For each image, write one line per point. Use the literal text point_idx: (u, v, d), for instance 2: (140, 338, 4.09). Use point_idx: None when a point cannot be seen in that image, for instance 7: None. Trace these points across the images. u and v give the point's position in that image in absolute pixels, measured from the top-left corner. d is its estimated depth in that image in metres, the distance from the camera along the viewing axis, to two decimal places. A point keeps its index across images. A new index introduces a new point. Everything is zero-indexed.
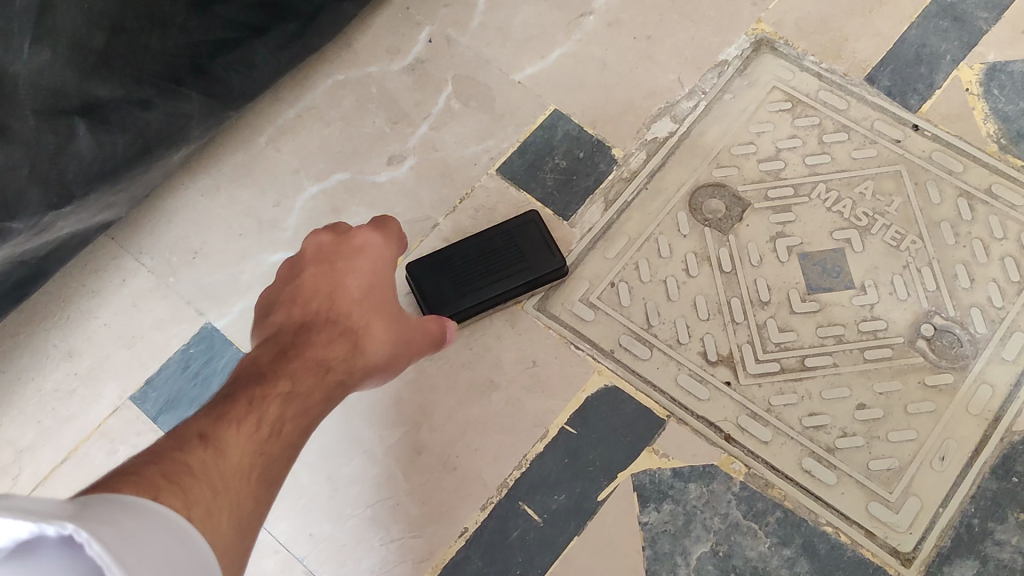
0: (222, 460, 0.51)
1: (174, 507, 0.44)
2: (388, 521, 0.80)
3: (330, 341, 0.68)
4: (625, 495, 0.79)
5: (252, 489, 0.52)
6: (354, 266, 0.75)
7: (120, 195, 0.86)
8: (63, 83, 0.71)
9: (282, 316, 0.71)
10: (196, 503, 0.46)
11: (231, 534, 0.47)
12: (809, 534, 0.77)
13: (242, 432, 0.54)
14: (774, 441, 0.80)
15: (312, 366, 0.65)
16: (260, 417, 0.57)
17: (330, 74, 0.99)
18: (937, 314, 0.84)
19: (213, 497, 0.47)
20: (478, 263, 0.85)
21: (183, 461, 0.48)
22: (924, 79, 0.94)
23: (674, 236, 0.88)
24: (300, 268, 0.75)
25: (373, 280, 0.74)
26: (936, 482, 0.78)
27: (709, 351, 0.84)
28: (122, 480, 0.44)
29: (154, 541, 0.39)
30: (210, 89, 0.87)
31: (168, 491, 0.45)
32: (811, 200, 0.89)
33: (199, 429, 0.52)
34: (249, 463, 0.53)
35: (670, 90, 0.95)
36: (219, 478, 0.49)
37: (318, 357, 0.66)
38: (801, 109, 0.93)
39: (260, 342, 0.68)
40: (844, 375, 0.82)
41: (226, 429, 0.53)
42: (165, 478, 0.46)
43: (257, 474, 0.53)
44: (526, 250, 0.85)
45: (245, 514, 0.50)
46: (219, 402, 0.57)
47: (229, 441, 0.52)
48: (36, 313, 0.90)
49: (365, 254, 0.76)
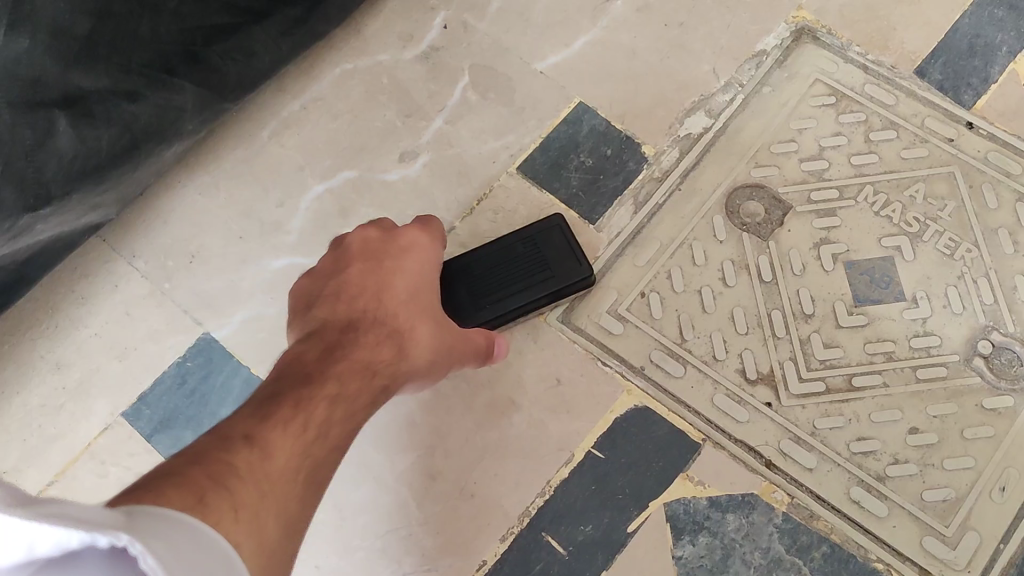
0: (269, 463, 0.45)
1: (222, 513, 0.39)
2: (400, 552, 0.74)
3: (377, 342, 0.61)
4: (657, 526, 0.73)
5: (299, 493, 0.46)
6: (402, 268, 0.69)
7: (106, 194, 0.80)
8: (43, 73, 0.65)
9: (326, 312, 0.64)
10: (242, 505, 0.41)
11: (280, 542, 0.42)
12: (857, 571, 0.71)
13: (289, 435, 0.48)
14: (819, 468, 0.74)
15: (359, 368, 0.58)
16: (308, 420, 0.50)
17: (337, 63, 0.92)
18: (995, 330, 0.77)
19: (260, 501, 0.42)
20: (499, 269, 0.79)
21: (228, 461, 0.43)
22: (979, 73, 0.86)
23: (709, 242, 0.82)
24: (345, 263, 0.69)
25: (420, 282, 0.69)
26: (996, 515, 0.72)
27: (748, 368, 0.77)
28: (163, 482, 0.39)
29: (207, 553, 0.35)
30: (205, 79, 0.80)
31: (214, 492, 0.39)
32: (858, 203, 0.82)
33: (244, 428, 0.46)
34: (297, 465, 0.47)
35: (704, 82, 0.88)
36: (267, 481, 0.44)
37: (365, 359, 0.59)
38: (846, 104, 0.86)
39: (300, 339, 0.61)
40: (894, 396, 0.75)
41: (271, 429, 0.47)
42: (210, 479, 0.41)
43: (304, 477, 0.47)
44: (551, 258, 0.79)
45: (295, 519, 0.45)
46: (263, 402, 0.50)
47: (274, 438, 0.46)
48: (21, 320, 0.84)
49: (411, 255, 0.71)
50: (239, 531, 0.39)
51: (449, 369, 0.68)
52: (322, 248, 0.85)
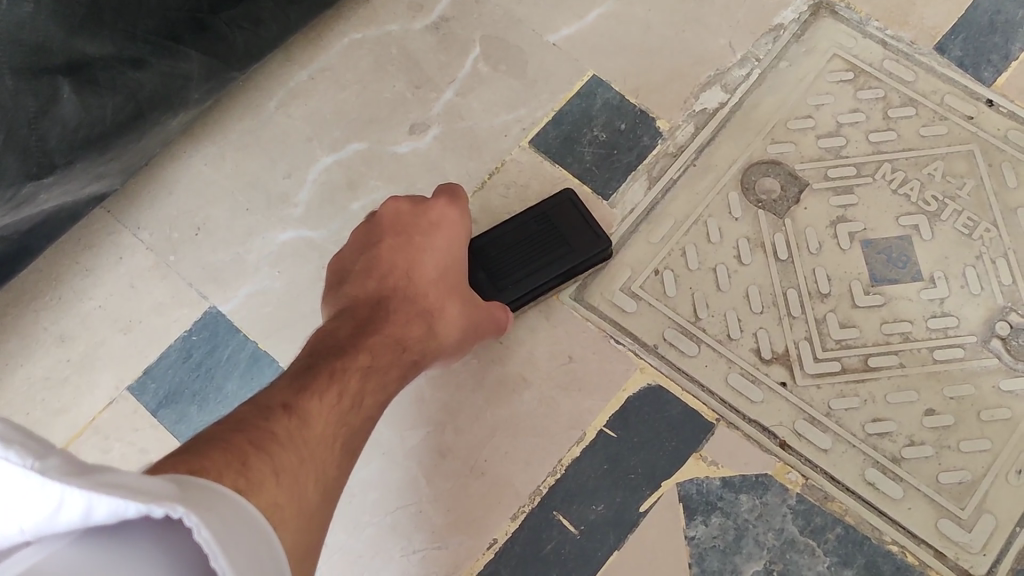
0: (306, 430, 0.49)
1: (264, 475, 0.43)
2: (410, 530, 0.74)
3: (407, 321, 0.65)
4: (670, 506, 0.72)
5: (336, 458, 0.50)
6: (433, 244, 0.70)
7: (110, 164, 0.78)
8: (47, 39, 0.63)
9: (357, 289, 0.67)
10: (283, 469, 0.44)
11: (317, 507, 0.46)
12: (872, 553, 0.70)
13: (325, 404, 0.51)
14: (834, 449, 0.73)
15: (392, 343, 0.62)
16: (342, 390, 0.54)
17: (346, 33, 0.90)
18: (1013, 310, 0.76)
19: (300, 466, 0.46)
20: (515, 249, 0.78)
21: (268, 428, 0.46)
22: (999, 50, 0.85)
23: (725, 219, 0.81)
24: (377, 236, 0.70)
25: (450, 260, 0.70)
26: (1012, 497, 0.70)
27: (763, 347, 0.76)
28: (208, 446, 0.43)
29: (249, 517, 0.38)
30: (211, 47, 0.78)
31: (257, 458, 0.43)
32: (875, 181, 0.81)
33: (282, 398, 0.50)
34: (332, 433, 0.51)
35: (720, 56, 0.86)
36: (306, 447, 0.47)
37: (397, 335, 0.63)
38: (864, 80, 0.85)
39: (333, 315, 0.65)
40: (911, 377, 0.74)
41: (308, 399, 0.51)
42: (253, 445, 0.44)
43: (340, 444, 0.51)
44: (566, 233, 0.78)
45: (333, 484, 0.49)
46: (299, 372, 0.54)
47: (312, 409, 0.50)
48: (25, 292, 0.82)
49: (442, 230, 0.71)
50: (281, 492, 0.43)
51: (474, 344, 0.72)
52: (330, 221, 0.83)
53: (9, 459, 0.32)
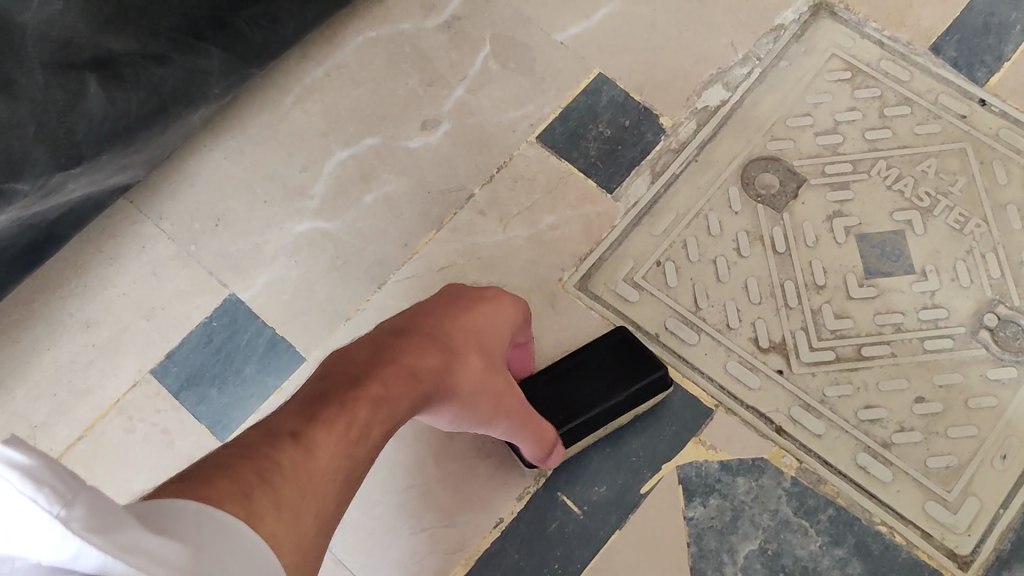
0: (312, 463, 0.47)
1: (265, 508, 0.41)
2: (419, 509, 0.77)
3: (425, 350, 0.61)
4: (669, 488, 0.76)
5: (337, 493, 0.48)
6: (475, 308, 0.67)
7: (134, 157, 0.81)
8: (75, 34, 0.66)
9: (386, 325, 0.65)
10: (286, 503, 0.43)
11: (314, 538, 0.45)
12: (862, 533, 0.73)
13: (334, 435, 0.50)
14: (827, 435, 0.76)
15: (405, 373, 0.58)
16: (351, 421, 0.52)
17: (360, 31, 0.93)
18: (1001, 303, 0.79)
19: (302, 501, 0.44)
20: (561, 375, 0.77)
21: (272, 457, 0.45)
22: (992, 51, 0.88)
23: (725, 213, 0.84)
24: (425, 299, 0.69)
25: (487, 327, 0.67)
26: (997, 481, 0.73)
27: (760, 337, 0.80)
28: (216, 474, 0.41)
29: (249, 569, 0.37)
30: (230, 45, 0.81)
31: (261, 490, 0.42)
32: (870, 177, 0.84)
33: (292, 426, 0.49)
34: (338, 467, 0.49)
35: (722, 56, 0.89)
36: (309, 482, 0.46)
37: (412, 364, 0.59)
38: (862, 79, 0.88)
39: (355, 344, 0.62)
40: (902, 366, 0.77)
41: (317, 429, 0.49)
42: (257, 475, 0.43)
43: (343, 481, 0.49)
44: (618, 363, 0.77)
45: (330, 519, 0.47)
46: (309, 401, 0.52)
47: (320, 438, 0.49)
48: (51, 279, 0.86)
49: (490, 304, 0.69)
50: (280, 527, 0.41)
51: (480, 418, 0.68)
52: (344, 212, 0.87)
53: (36, 501, 0.29)
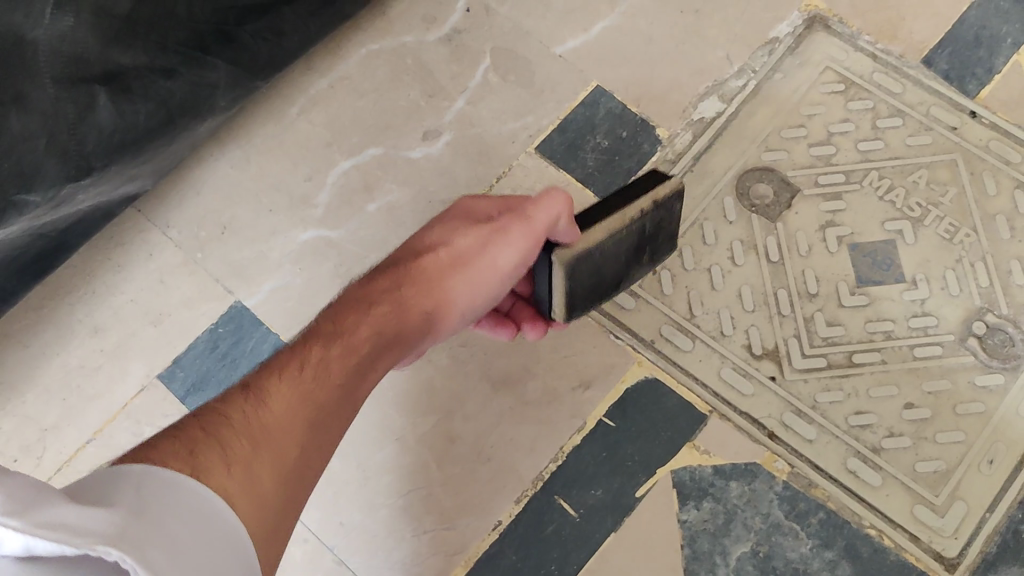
0: (262, 408, 0.50)
1: (212, 463, 0.44)
2: (420, 511, 0.79)
3: (379, 280, 0.66)
4: (663, 491, 0.77)
5: (297, 439, 0.51)
6: (429, 230, 0.71)
7: (143, 167, 0.83)
8: (85, 50, 0.68)
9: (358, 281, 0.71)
10: (235, 457, 0.46)
11: (274, 490, 0.47)
12: (851, 536, 0.75)
13: (286, 381, 0.53)
14: (819, 440, 0.78)
15: (361, 301, 0.64)
16: (305, 363, 0.56)
17: (363, 44, 0.95)
18: (990, 311, 0.80)
19: (254, 452, 0.47)
20: (622, 272, 0.73)
21: (224, 413, 0.49)
22: (983, 63, 0.89)
23: (720, 223, 0.86)
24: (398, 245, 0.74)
25: (443, 235, 0.70)
26: (984, 485, 0.75)
27: (754, 344, 0.81)
28: (164, 438, 0.45)
29: (199, 524, 0.39)
30: (236, 58, 0.83)
31: (206, 446, 0.45)
32: (863, 187, 0.86)
33: (245, 385, 0.53)
34: (294, 413, 0.52)
35: (717, 68, 0.91)
36: (261, 432, 0.49)
37: (365, 294, 0.65)
38: (855, 91, 0.89)
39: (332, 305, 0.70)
40: (892, 373, 0.79)
41: (268, 380, 0.53)
42: (203, 431, 0.47)
43: (301, 425, 0.52)
44: (675, 226, 0.74)
45: (294, 472, 0.49)
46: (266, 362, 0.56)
47: (273, 387, 0.53)
48: (61, 286, 0.88)
49: (445, 219, 0.72)
50: (232, 481, 0.44)
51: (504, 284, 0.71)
52: (347, 221, 0.89)
53: None
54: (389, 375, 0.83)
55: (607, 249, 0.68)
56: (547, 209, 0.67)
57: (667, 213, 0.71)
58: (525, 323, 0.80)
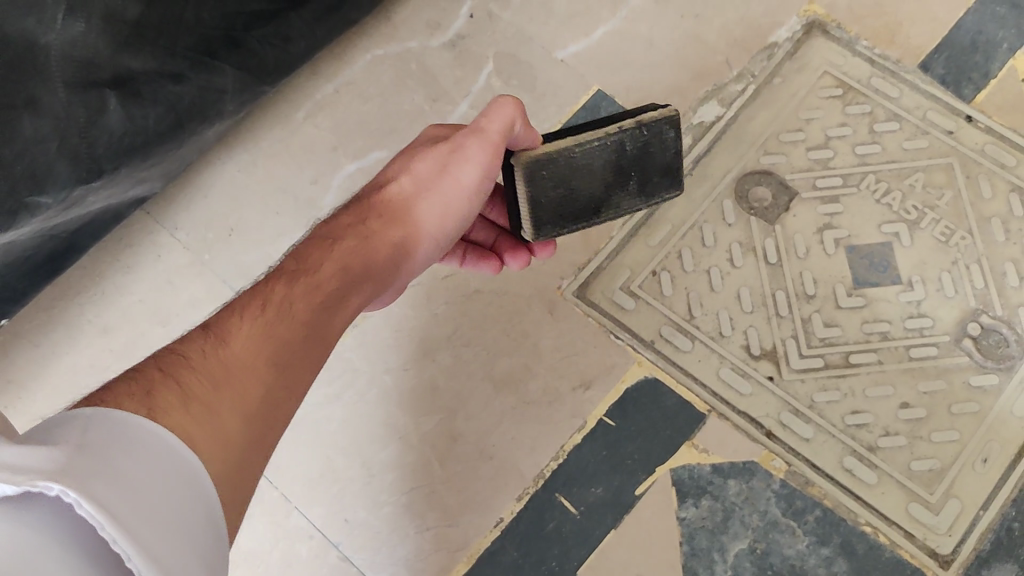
0: (223, 348, 0.48)
1: (171, 404, 0.41)
2: (423, 508, 0.81)
3: (346, 218, 0.65)
4: (662, 489, 0.79)
5: (264, 375, 0.48)
6: (396, 164, 0.70)
7: (152, 169, 0.85)
8: (96, 54, 0.70)
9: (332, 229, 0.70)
10: (195, 397, 0.43)
11: (239, 431, 0.44)
12: (847, 533, 0.76)
13: (248, 318, 0.51)
14: (815, 438, 0.79)
15: (326, 239, 0.62)
16: (269, 301, 0.54)
17: (368, 49, 0.97)
18: (984, 312, 0.81)
19: (215, 393, 0.44)
20: (602, 196, 0.66)
21: (182, 354, 0.47)
22: (979, 68, 0.91)
23: (719, 225, 0.87)
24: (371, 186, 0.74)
25: (407, 163, 0.69)
26: (977, 483, 0.76)
27: (752, 344, 0.83)
28: (119, 380, 0.43)
29: (157, 463, 0.35)
30: (243, 62, 0.85)
31: (162, 386, 0.43)
32: (859, 191, 0.87)
33: (209, 326, 0.51)
34: (260, 351, 0.49)
35: (717, 73, 0.93)
36: (221, 373, 0.46)
37: (331, 233, 0.63)
38: (852, 95, 0.91)
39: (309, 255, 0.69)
40: (888, 373, 0.80)
41: (232, 320, 0.51)
42: (160, 372, 0.44)
43: (268, 361, 0.49)
44: (670, 159, 0.67)
45: (261, 412, 0.47)
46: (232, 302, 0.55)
47: (234, 327, 0.50)
48: (71, 286, 0.90)
49: (410, 151, 0.71)
50: (192, 422, 0.41)
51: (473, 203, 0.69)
52: None
53: None
54: (394, 376, 0.85)
55: (570, 164, 0.64)
56: (498, 117, 0.66)
57: (655, 140, 0.66)
58: (506, 253, 0.82)
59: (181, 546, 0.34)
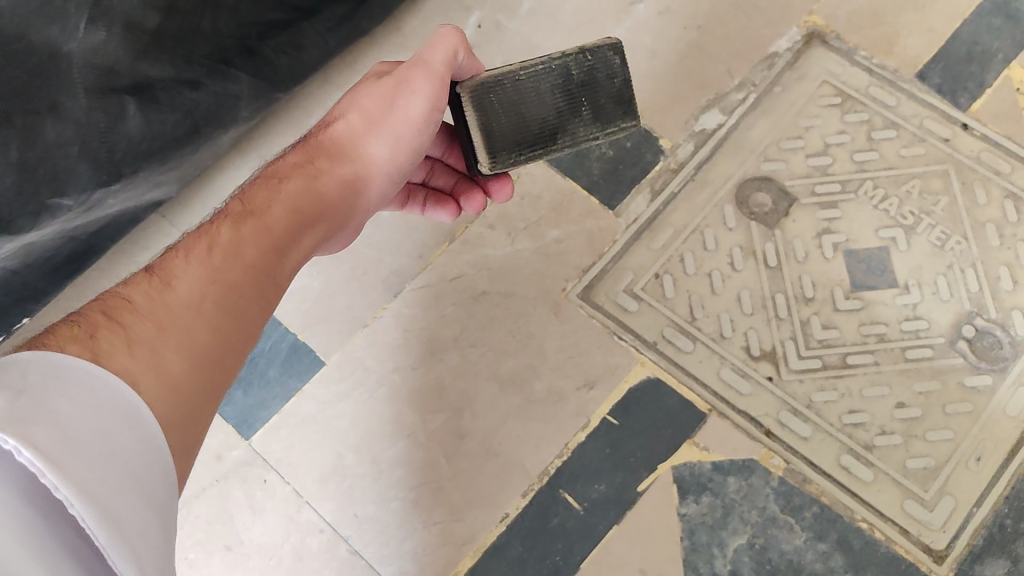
0: (168, 290, 0.50)
1: (114, 347, 0.43)
2: (431, 503, 0.83)
3: (294, 160, 0.67)
4: (664, 486, 0.81)
5: (209, 316, 0.51)
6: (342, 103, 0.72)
7: (168, 173, 0.88)
8: (116, 61, 0.72)
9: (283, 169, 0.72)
10: (140, 340, 0.45)
11: (185, 371, 0.46)
12: (844, 529, 0.78)
13: (193, 260, 0.53)
14: (813, 437, 0.81)
15: (274, 180, 0.64)
16: (215, 244, 0.56)
17: (379, 58, 0.99)
18: (979, 315, 0.84)
19: (160, 334, 0.47)
20: (557, 121, 0.64)
21: (127, 296, 0.49)
22: (975, 78, 0.93)
23: (720, 229, 0.89)
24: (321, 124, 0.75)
25: (352, 101, 0.70)
26: (971, 481, 0.78)
27: (752, 345, 0.85)
28: (64, 324, 0.45)
29: (92, 406, 0.37)
30: (258, 71, 0.88)
31: (107, 329, 0.45)
32: (857, 197, 0.89)
33: (156, 268, 0.53)
34: (203, 292, 0.52)
35: (719, 82, 0.95)
36: (164, 313, 0.48)
37: (279, 174, 0.65)
38: (851, 104, 0.93)
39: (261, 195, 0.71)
40: (884, 374, 0.82)
41: (177, 262, 0.53)
42: (105, 314, 0.46)
43: (213, 303, 0.51)
44: (619, 87, 0.66)
45: (205, 349, 0.49)
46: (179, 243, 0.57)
47: (178, 268, 0.52)
48: (88, 287, 0.92)
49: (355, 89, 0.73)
50: (136, 363, 0.43)
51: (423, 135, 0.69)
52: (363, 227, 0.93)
53: None
54: (401, 374, 0.87)
55: (518, 85, 0.63)
56: (441, 48, 0.66)
57: (601, 66, 0.65)
58: (463, 197, 0.85)
59: (118, 487, 0.36)
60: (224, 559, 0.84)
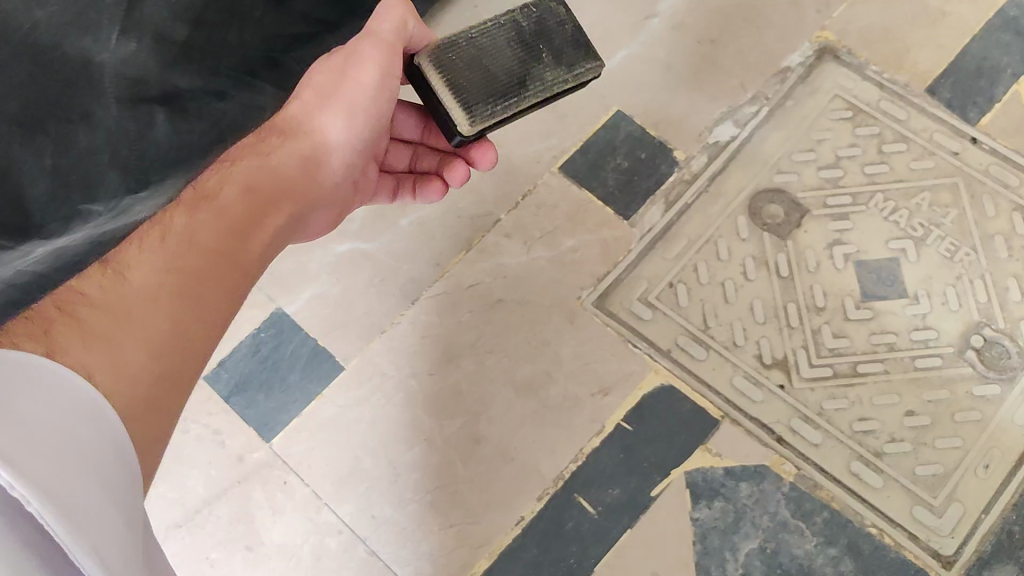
0: (123, 282, 0.50)
1: (70, 342, 0.44)
2: (447, 506, 0.84)
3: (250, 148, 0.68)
4: (677, 491, 0.82)
5: (168, 300, 0.51)
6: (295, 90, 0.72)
7: None
8: (146, 72, 0.74)
9: None
10: (94, 334, 0.45)
11: (143, 362, 0.46)
12: (854, 534, 0.79)
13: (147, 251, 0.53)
14: (824, 444, 0.82)
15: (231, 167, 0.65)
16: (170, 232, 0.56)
17: None
18: (987, 325, 0.85)
19: (117, 326, 0.47)
20: (520, 69, 0.65)
21: (79, 289, 0.48)
22: (984, 93, 0.95)
23: (733, 239, 0.91)
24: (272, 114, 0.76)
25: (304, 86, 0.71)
26: (979, 488, 0.80)
27: (764, 354, 0.86)
28: (14, 323, 0.45)
29: (49, 403, 0.34)
30: (282, 82, 0.90)
31: (61, 325, 0.45)
32: (868, 209, 0.91)
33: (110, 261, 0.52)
34: (160, 281, 0.51)
35: (732, 95, 0.97)
36: (118, 302, 0.48)
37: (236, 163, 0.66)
38: (863, 118, 0.95)
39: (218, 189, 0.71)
40: (894, 382, 0.84)
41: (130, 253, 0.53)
42: (58, 309, 0.46)
43: (171, 290, 0.51)
44: (575, 31, 0.68)
45: (165, 335, 0.49)
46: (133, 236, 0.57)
47: (133, 259, 0.52)
48: None
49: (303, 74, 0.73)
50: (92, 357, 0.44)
51: (379, 105, 0.71)
52: (382, 234, 0.95)
53: None
54: (419, 380, 0.89)
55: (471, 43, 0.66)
56: (389, 19, 0.69)
57: (549, 16, 0.68)
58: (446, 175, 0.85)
59: (77, 489, 0.33)
60: (245, 559, 0.85)
